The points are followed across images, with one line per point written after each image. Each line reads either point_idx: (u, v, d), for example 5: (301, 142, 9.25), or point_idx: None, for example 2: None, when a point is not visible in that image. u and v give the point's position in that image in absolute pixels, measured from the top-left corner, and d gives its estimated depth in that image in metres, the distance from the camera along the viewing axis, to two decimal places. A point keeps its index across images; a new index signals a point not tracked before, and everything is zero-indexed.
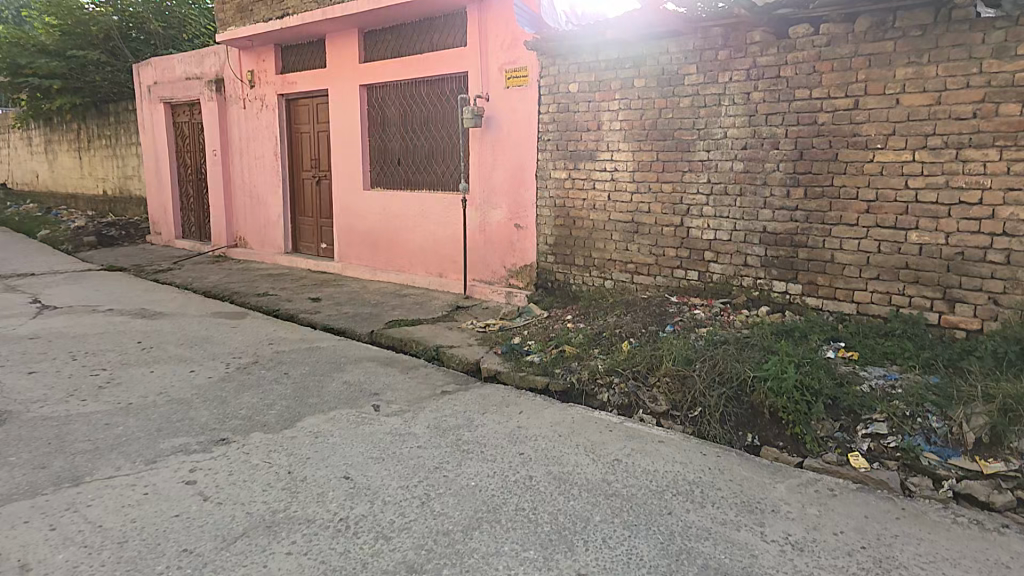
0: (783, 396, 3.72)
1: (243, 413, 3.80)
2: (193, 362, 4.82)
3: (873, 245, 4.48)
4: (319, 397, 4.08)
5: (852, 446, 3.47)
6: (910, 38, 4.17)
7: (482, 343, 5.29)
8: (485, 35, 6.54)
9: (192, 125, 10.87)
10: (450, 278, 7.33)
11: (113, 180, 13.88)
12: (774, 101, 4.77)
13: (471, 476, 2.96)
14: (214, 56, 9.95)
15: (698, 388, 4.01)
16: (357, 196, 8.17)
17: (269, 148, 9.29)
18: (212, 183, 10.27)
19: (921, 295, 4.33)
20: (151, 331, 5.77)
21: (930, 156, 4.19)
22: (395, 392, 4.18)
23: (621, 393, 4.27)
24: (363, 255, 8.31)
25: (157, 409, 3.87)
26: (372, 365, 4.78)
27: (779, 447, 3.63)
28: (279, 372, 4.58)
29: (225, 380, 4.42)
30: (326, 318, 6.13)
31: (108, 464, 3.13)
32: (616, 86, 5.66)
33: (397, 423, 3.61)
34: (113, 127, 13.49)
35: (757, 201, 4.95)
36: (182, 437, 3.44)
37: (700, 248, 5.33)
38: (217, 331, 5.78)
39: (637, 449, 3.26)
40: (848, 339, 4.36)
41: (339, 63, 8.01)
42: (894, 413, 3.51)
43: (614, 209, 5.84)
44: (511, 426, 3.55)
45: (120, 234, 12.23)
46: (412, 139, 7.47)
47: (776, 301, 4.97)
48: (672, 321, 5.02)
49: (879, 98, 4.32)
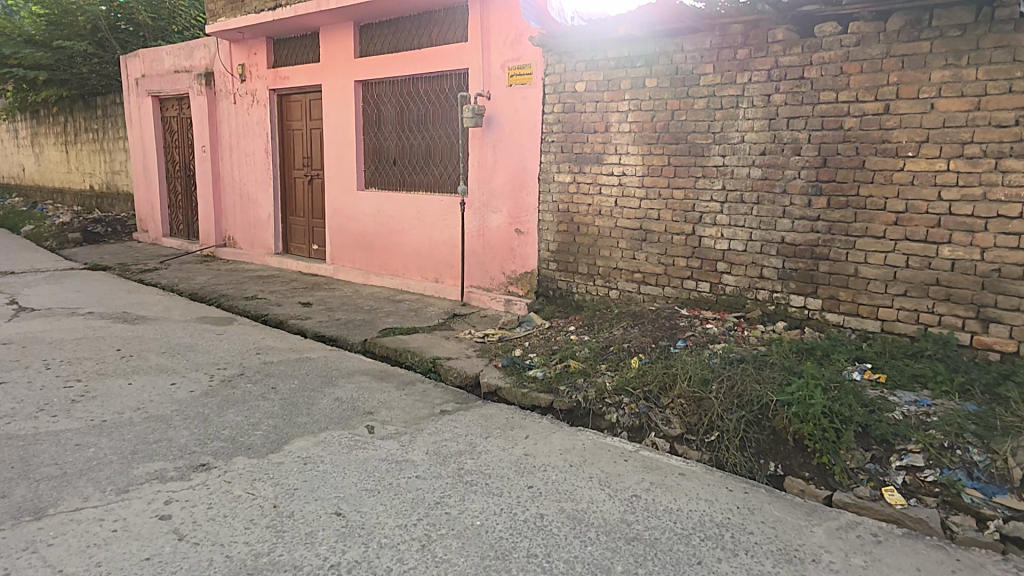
0: (810, 423, 3.47)
1: (226, 434, 3.49)
2: (175, 374, 4.50)
3: (900, 259, 4.23)
4: (309, 415, 3.78)
5: (886, 480, 3.24)
6: (947, 39, 3.93)
7: (481, 355, 5.00)
8: (488, 30, 6.25)
9: (181, 120, 10.51)
10: (447, 284, 7.03)
11: (100, 175, 13.50)
12: (797, 104, 4.51)
13: (476, 513, 2.67)
14: (205, 50, 9.63)
15: (715, 411, 3.76)
16: (351, 198, 7.87)
17: (260, 145, 8.97)
18: (201, 181, 9.93)
19: (952, 313, 4.08)
20: (132, 338, 5.44)
21: (966, 166, 3.94)
22: (391, 410, 3.88)
23: (631, 414, 3.99)
24: (356, 258, 8.00)
25: (134, 427, 3.56)
26: (366, 379, 4.48)
27: (806, 478, 3.38)
28: (266, 386, 4.27)
29: (209, 395, 4.10)
30: (317, 325, 5.81)
31: (75, 493, 2.81)
32: (626, 86, 5.39)
33: (394, 448, 3.32)
34: (100, 121, 13.12)
35: (775, 209, 4.69)
36: (158, 462, 3.13)
37: (712, 258, 5.07)
38: (201, 338, 5.45)
39: (657, 484, 2.97)
40: (874, 361, 4.12)
41: (335, 57, 7.70)
42: (931, 443, 3.30)
43: (621, 215, 5.57)
44: (517, 453, 3.26)
45: (107, 230, 11.86)
46: (409, 138, 7.16)
47: (794, 316, 4.72)
48: (683, 335, 4.74)
49: (912, 102, 4.08)
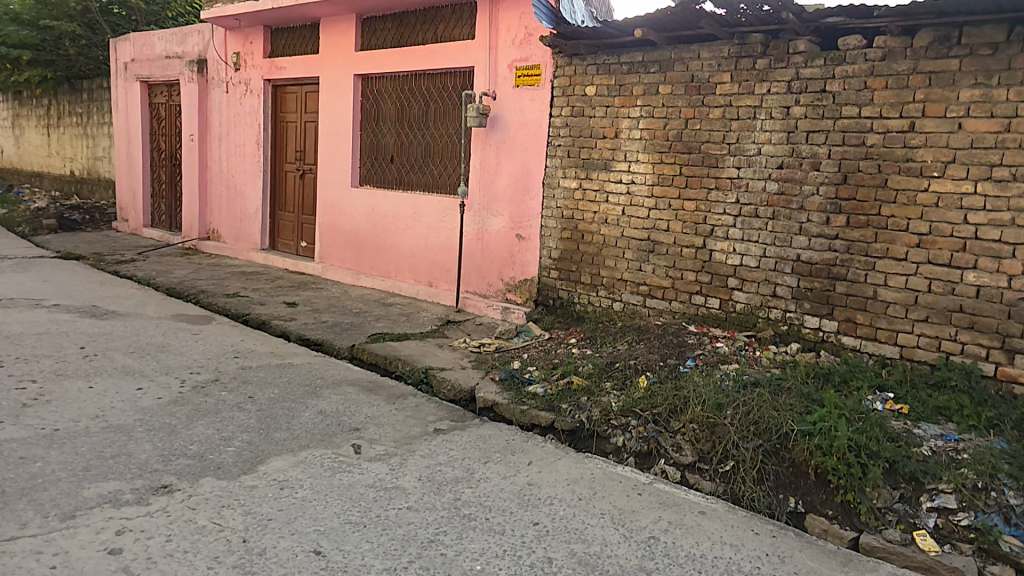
0: (834, 456, 3.19)
1: (193, 450, 3.16)
2: (142, 378, 4.15)
3: (922, 283, 3.96)
4: (288, 430, 3.46)
5: (916, 522, 2.98)
6: (977, 57, 3.70)
7: (477, 367, 4.69)
8: (494, 27, 5.97)
9: (169, 107, 10.11)
10: (441, 289, 6.70)
11: (81, 160, 13.02)
12: (817, 118, 4.26)
13: (477, 555, 2.38)
14: (198, 36, 9.26)
15: (730, 438, 3.48)
16: (344, 195, 7.53)
17: (251, 137, 8.61)
18: (187, 170, 9.53)
19: (976, 342, 3.81)
20: (100, 335, 5.06)
21: (994, 188, 3.70)
22: (380, 428, 3.57)
23: (639, 438, 3.72)
24: (346, 258, 7.66)
25: (90, 440, 3.22)
26: (352, 390, 4.15)
27: (829, 517, 3.12)
28: (243, 396, 3.93)
29: (177, 403, 3.76)
30: (301, 328, 5.48)
31: (13, 518, 2.47)
32: (638, 91, 5.14)
33: (382, 472, 3.01)
34: (85, 105, 12.69)
35: (792, 225, 4.43)
36: (113, 482, 2.81)
37: (723, 273, 4.80)
38: (175, 338, 5.08)
39: (676, 524, 2.69)
40: (896, 390, 3.83)
41: (333, 49, 7.40)
42: (964, 484, 3.02)
43: (628, 225, 5.31)
44: (520, 483, 2.96)
45: (84, 218, 11.38)
46: (407, 135, 6.85)
47: (808, 338, 4.43)
48: (693, 354, 4.46)
49: (938, 121, 3.85)
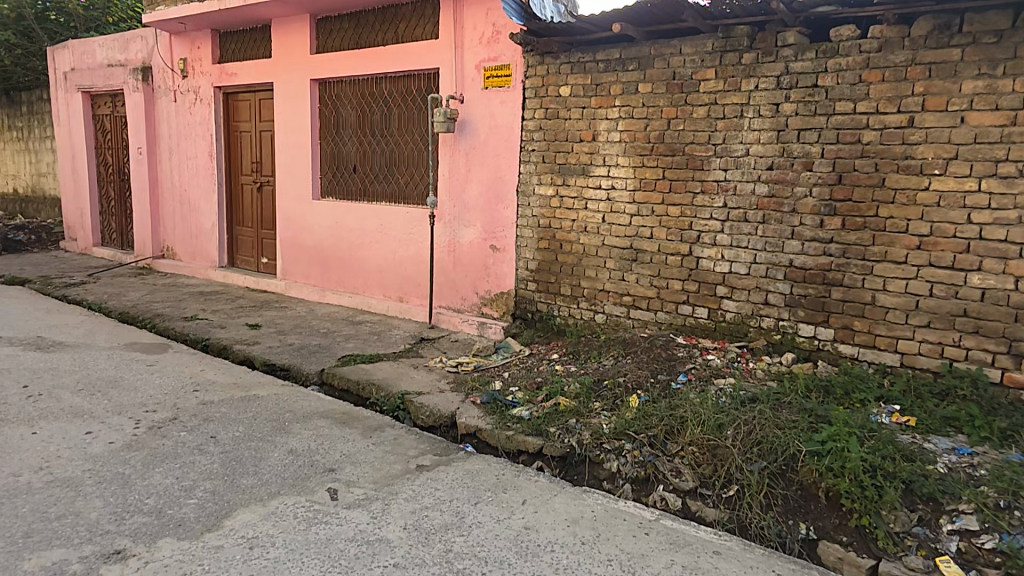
0: (847, 478, 2.99)
1: (150, 505, 2.81)
2: (91, 420, 3.75)
3: (923, 287, 3.82)
4: (256, 475, 3.13)
5: (939, 547, 2.77)
6: (981, 45, 3.56)
7: (456, 390, 4.40)
8: (467, 26, 5.68)
9: (115, 118, 9.56)
10: (413, 304, 6.39)
11: (25, 177, 12.31)
12: (809, 115, 4.11)
13: None
14: (143, 42, 8.75)
15: (733, 461, 3.27)
16: (307, 207, 7.15)
17: (204, 147, 8.16)
18: (138, 186, 9.02)
19: (981, 347, 3.68)
20: (44, 371, 4.62)
21: (1000, 186, 3.57)
22: (357, 467, 3.26)
23: (635, 463, 3.48)
24: (311, 274, 7.28)
25: (31, 498, 2.84)
26: (325, 424, 3.81)
27: (843, 543, 2.89)
28: (204, 436, 3.58)
29: (132, 448, 3.39)
30: (266, 353, 5.10)
31: None
32: (616, 91, 4.94)
33: (363, 522, 2.71)
34: (28, 119, 12.04)
35: (783, 229, 4.27)
36: (58, 550, 2.45)
37: (711, 282, 4.62)
38: (129, 371, 4.67)
39: (691, 569, 2.46)
40: (902, 402, 3.67)
41: (288, 53, 7.03)
42: (985, 503, 2.83)
43: (609, 233, 5.11)
44: (516, 528, 2.69)
45: (30, 238, 10.69)
46: (371, 143, 6.51)
47: (802, 347, 4.27)
48: (684, 368, 4.25)
49: (940, 115, 3.71)
